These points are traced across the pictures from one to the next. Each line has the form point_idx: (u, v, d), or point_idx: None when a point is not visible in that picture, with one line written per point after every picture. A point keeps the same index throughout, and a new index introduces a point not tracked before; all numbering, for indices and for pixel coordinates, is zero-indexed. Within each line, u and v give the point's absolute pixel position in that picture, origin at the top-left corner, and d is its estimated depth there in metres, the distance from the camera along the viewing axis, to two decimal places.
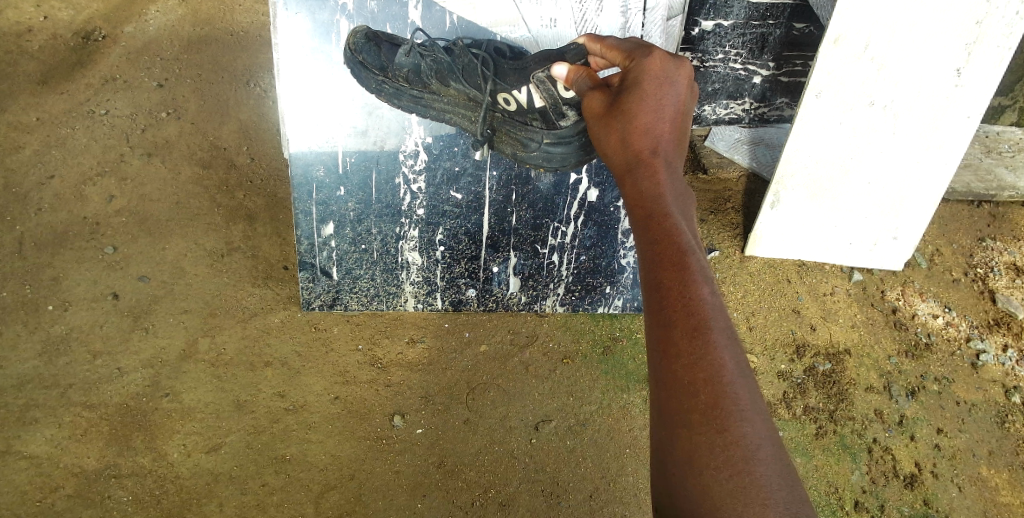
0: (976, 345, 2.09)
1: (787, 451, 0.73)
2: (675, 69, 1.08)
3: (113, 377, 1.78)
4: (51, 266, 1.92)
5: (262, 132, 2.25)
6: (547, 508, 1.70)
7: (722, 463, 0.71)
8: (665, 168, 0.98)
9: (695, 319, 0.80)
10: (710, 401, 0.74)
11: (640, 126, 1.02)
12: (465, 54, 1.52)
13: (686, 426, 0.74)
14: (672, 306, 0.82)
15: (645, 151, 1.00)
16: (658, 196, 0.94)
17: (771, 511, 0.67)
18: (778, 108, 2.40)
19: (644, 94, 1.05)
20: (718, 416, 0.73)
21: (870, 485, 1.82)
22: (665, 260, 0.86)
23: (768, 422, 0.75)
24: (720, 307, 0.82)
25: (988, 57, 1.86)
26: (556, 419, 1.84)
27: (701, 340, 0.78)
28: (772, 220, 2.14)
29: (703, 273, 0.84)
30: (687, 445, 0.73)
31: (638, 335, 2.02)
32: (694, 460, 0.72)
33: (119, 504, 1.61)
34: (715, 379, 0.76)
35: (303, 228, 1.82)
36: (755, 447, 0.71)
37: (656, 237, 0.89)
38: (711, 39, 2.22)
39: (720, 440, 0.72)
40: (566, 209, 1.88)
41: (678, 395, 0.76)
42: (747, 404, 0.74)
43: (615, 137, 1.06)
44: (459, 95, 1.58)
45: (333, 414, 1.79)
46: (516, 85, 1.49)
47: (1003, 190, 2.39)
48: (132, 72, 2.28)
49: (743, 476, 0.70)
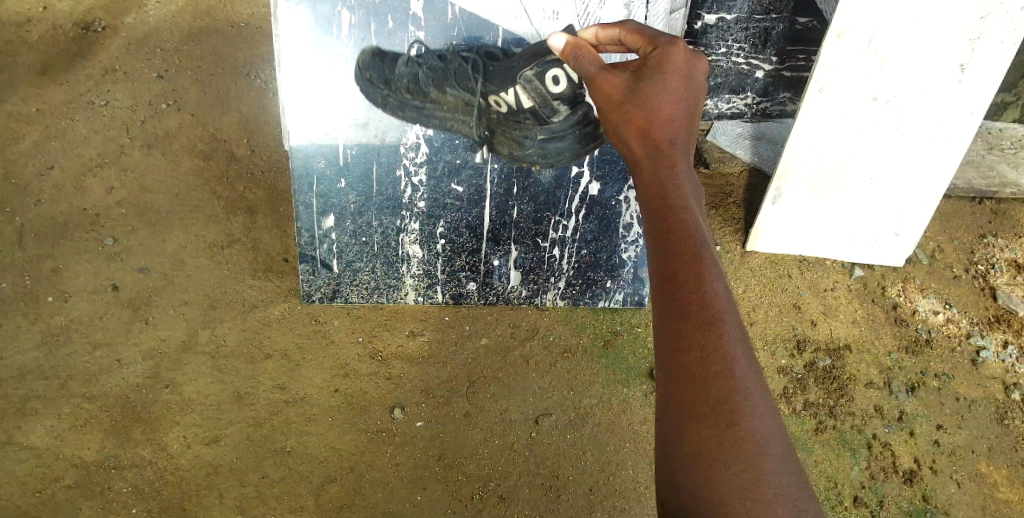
0: (977, 341, 2.09)
1: (794, 446, 0.77)
2: (699, 64, 1.07)
3: (113, 369, 1.78)
4: (51, 257, 1.91)
5: (262, 125, 2.24)
6: (546, 501, 1.71)
7: (733, 458, 0.74)
8: (683, 160, 0.98)
9: (710, 313, 0.82)
10: (722, 395, 0.77)
11: (662, 115, 1.01)
12: (456, 60, 1.67)
13: (695, 419, 0.77)
14: (686, 297, 0.84)
15: (664, 141, 0.99)
16: (677, 185, 0.94)
17: (779, 509, 0.72)
18: (781, 103, 2.38)
19: (667, 85, 1.04)
20: (729, 412, 0.77)
21: (869, 480, 1.83)
22: (681, 250, 0.87)
23: (776, 419, 0.78)
24: (732, 301, 0.85)
25: (993, 52, 1.86)
26: (556, 412, 1.84)
27: (714, 333, 0.81)
28: (772, 215, 2.14)
29: (717, 266, 0.87)
30: (696, 438, 0.77)
31: (639, 329, 2.01)
32: (701, 454, 0.76)
33: (119, 495, 1.61)
34: (729, 375, 0.79)
35: (304, 221, 1.81)
36: (766, 445, 0.75)
37: (671, 226, 0.89)
38: (713, 33, 2.21)
39: (731, 435, 0.75)
40: (568, 203, 1.87)
41: (689, 388, 0.79)
42: (759, 400, 0.78)
43: (631, 120, 1.03)
44: (456, 101, 1.71)
45: (333, 407, 1.79)
46: (503, 87, 1.65)
47: (1005, 187, 2.37)
48: (133, 63, 2.27)
49: (754, 473, 0.73)
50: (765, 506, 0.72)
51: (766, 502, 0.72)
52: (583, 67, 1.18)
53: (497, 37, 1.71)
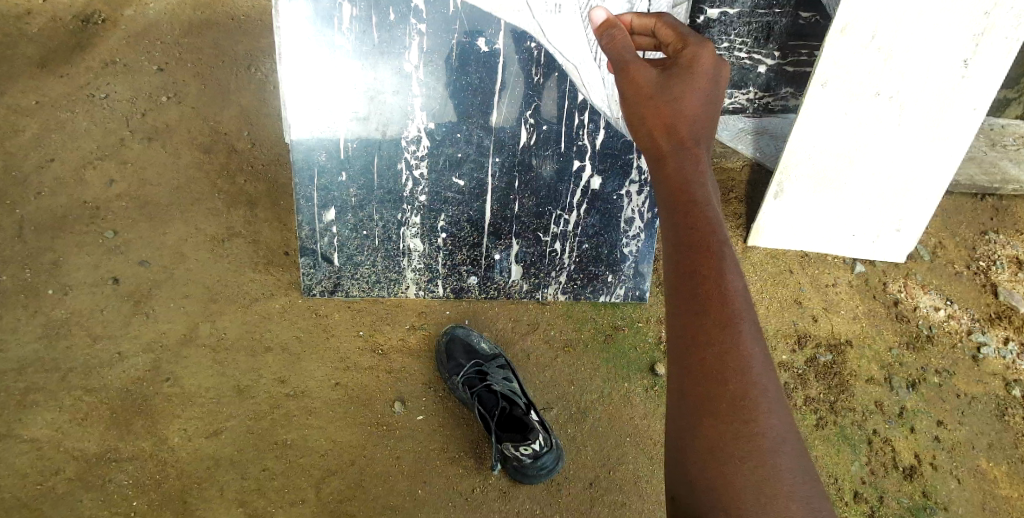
0: (978, 338, 2.09)
1: (803, 442, 0.92)
2: (726, 70, 1.17)
3: (114, 362, 1.79)
4: (52, 250, 1.91)
5: (263, 117, 2.21)
6: (547, 493, 1.78)
7: (747, 452, 0.89)
8: (706, 161, 1.11)
9: (727, 314, 0.96)
10: (738, 393, 0.92)
11: (689, 113, 1.12)
12: (451, 38, 1.69)
13: (715, 412, 0.92)
14: (709, 296, 0.97)
15: (688, 140, 1.11)
16: (700, 187, 1.06)
17: (789, 497, 0.87)
18: (783, 98, 2.31)
19: (696, 86, 1.14)
20: (744, 408, 0.91)
21: (869, 475, 1.87)
22: (703, 254, 1.00)
23: (786, 413, 0.92)
24: (748, 300, 0.98)
25: (997, 48, 1.85)
26: (557, 407, 1.90)
27: (731, 333, 0.95)
28: (775, 210, 2.12)
29: (736, 269, 1.00)
30: (713, 432, 0.91)
31: (640, 324, 2.03)
32: (718, 448, 0.90)
33: (120, 487, 1.66)
34: (744, 373, 0.93)
35: (304, 214, 1.79)
36: (778, 441, 0.90)
37: (696, 230, 1.02)
38: (716, 27, 2.13)
39: (746, 431, 0.90)
40: (570, 197, 1.86)
41: (707, 384, 0.93)
42: (771, 397, 0.92)
43: (659, 113, 1.13)
44: (443, 81, 1.72)
45: (334, 400, 1.82)
46: (490, 72, 1.73)
47: (1008, 184, 2.34)
48: (132, 55, 2.22)
49: (764, 467, 0.88)
50: (776, 500, 0.87)
51: (776, 495, 0.87)
52: (615, 51, 1.25)
53: (499, 29, 1.70)
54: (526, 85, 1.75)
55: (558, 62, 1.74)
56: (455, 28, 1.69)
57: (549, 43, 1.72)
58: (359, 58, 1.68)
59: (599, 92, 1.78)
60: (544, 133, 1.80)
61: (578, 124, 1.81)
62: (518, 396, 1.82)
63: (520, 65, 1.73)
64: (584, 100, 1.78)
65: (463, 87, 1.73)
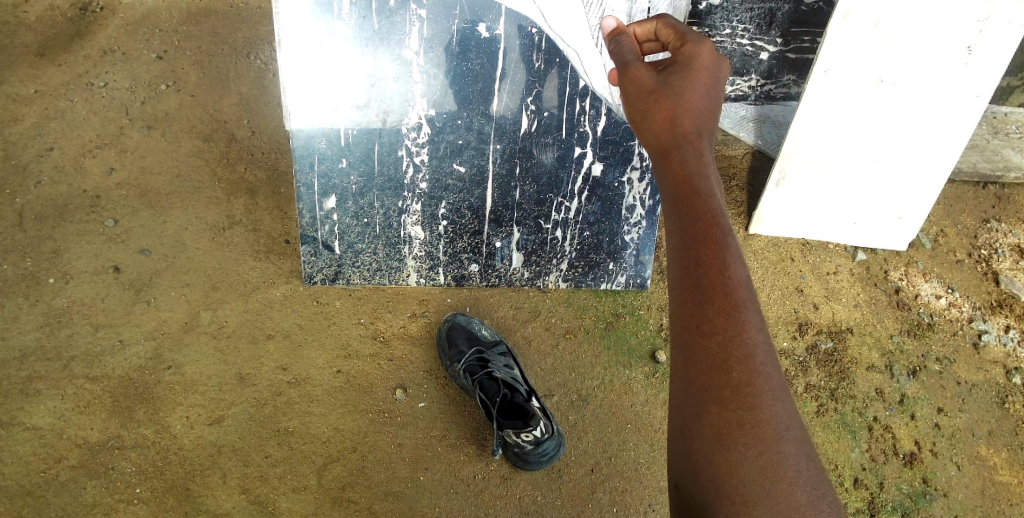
0: (978, 325, 2.09)
1: (807, 431, 0.92)
2: (725, 66, 1.17)
3: (115, 350, 1.80)
4: (51, 238, 1.90)
5: (262, 106, 2.18)
6: (548, 480, 1.81)
7: (752, 439, 0.89)
8: (709, 154, 1.10)
9: (732, 303, 0.96)
10: (741, 380, 0.92)
11: (690, 108, 1.12)
12: (450, 21, 1.68)
13: (718, 401, 0.92)
14: (712, 287, 0.97)
15: (692, 133, 1.11)
16: (703, 179, 1.06)
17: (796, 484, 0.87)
18: (785, 86, 2.23)
19: (696, 81, 1.14)
20: (748, 396, 0.91)
21: (869, 462, 1.90)
22: (707, 246, 1.00)
23: (791, 402, 0.93)
24: (751, 290, 0.98)
25: (1000, 35, 1.84)
26: (558, 394, 1.91)
27: (735, 322, 0.95)
28: (777, 198, 2.11)
29: (737, 260, 1.00)
30: (717, 419, 0.91)
31: (641, 312, 2.03)
32: (722, 435, 0.91)
33: (121, 474, 1.68)
34: (748, 361, 0.93)
35: (305, 202, 1.78)
36: (783, 428, 0.90)
37: (698, 220, 1.02)
38: (718, 13, 2.05)
39: (750, 418, 0.90)
40: (571, 184, 1.86)
41: (712, 372, 0.93)
42: (775, 385, 0.92)
43: (661, 107, 1.12)
44: (441, 66, 1.71)
45: (336, 387, 1.83)
46: (490, 60, 1.72)
47: (1010, 171, 2.30)
48: (131, 43, 2.19)
49: (769, 454, 0.88)
50: (781, 486, 0.87)
51: (781, 482, 0.87)
52: (619, 53, 1.24)
53: (499, 15, 1.69)
54: (527, 72, 1.74)
55: (559, 48, 1.74)
56: (453, 13, 1.68)
57: (550, 29, 1.71)
58: (360, 45, 1.67)
59: (601, 79, 1.78)
60: (544, 120, 1.79)
61: (579, 111, 1.80)
62: (519, 383, 1.83)
63: (521, 52, 1.72)
64: (585, 87, 1.78)
65: (461, 75, 1.72)
